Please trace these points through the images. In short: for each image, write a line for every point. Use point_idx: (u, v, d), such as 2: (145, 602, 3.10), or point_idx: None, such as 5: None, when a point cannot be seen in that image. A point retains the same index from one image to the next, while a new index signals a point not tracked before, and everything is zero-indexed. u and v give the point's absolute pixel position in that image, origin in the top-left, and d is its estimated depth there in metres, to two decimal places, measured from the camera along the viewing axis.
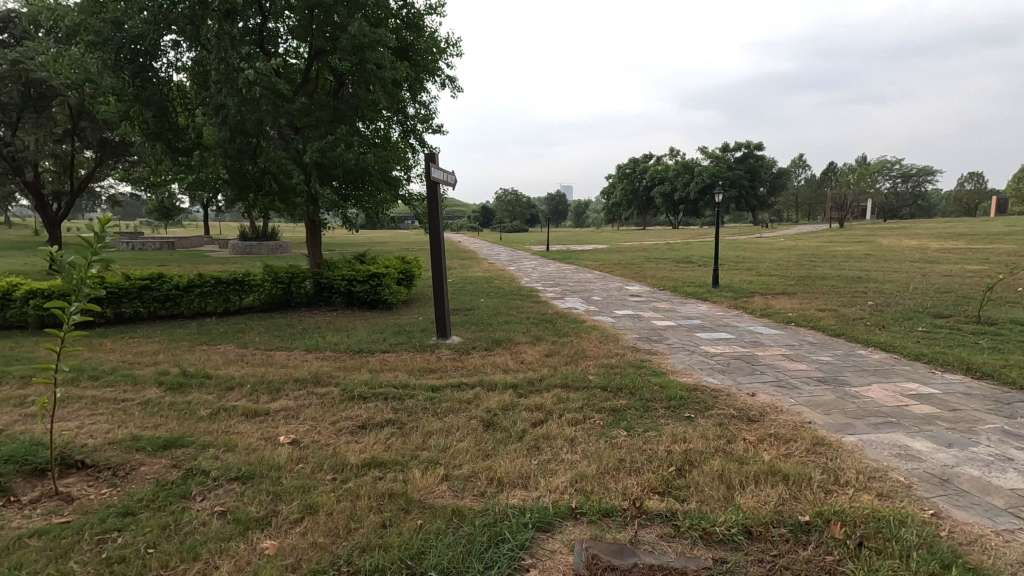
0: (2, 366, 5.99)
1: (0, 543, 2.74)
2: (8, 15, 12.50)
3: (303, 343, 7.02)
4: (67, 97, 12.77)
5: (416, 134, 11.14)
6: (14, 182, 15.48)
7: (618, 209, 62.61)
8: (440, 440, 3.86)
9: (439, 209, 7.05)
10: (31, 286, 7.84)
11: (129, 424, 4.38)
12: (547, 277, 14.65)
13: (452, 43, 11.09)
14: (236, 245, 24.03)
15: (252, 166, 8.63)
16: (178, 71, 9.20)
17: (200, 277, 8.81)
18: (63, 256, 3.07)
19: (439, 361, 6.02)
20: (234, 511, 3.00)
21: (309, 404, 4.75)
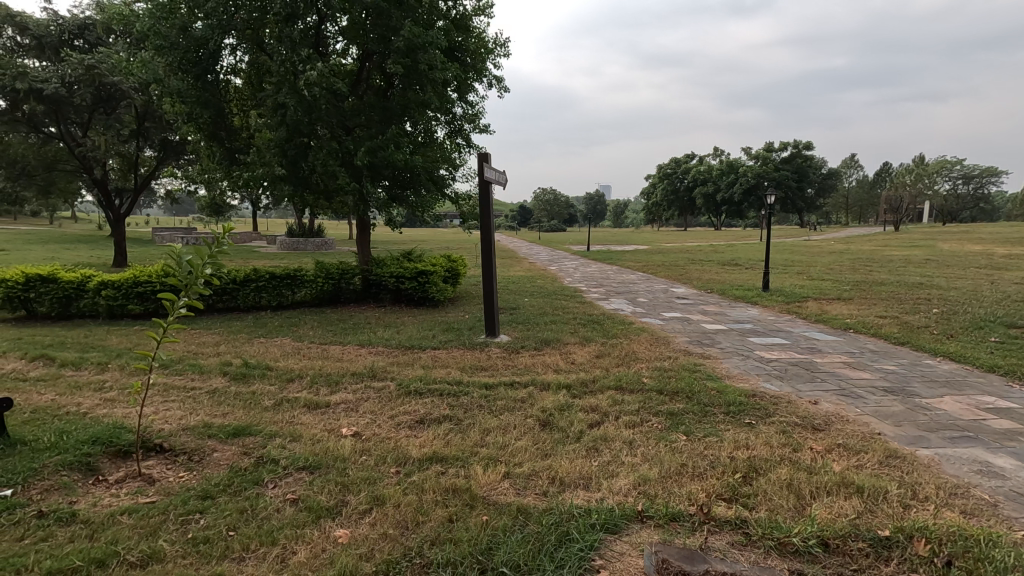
0: (80, 352, 6.36)
1: (96, 518, 2.92)
2: (85, 23, 13.23)
3: (356, 338, 7.20)
4: (134, 100, 13.41)
5: (463, 134, 11.19)
6: (83, 179, 16.37)
7: (659, 209, 61.63)
8: (498, 438, 3.90)
9: (491, 209, 7.10)
10: (103, 278, 8.29)
11: (200, 411, 4.59)
12: (590, 278, 14.55)
13: (500, 42, 11.10)
14: (284, 241, 24.79)
15: (305, 165, 8.85)
16: (237, 73, 9.54)
17: (256, 271, 9.16)
18: (184, 255, 3.50)
19: (490, 359, 6.07)
20: (306, 500, 3.11)
21: (368, 397, 4.87)
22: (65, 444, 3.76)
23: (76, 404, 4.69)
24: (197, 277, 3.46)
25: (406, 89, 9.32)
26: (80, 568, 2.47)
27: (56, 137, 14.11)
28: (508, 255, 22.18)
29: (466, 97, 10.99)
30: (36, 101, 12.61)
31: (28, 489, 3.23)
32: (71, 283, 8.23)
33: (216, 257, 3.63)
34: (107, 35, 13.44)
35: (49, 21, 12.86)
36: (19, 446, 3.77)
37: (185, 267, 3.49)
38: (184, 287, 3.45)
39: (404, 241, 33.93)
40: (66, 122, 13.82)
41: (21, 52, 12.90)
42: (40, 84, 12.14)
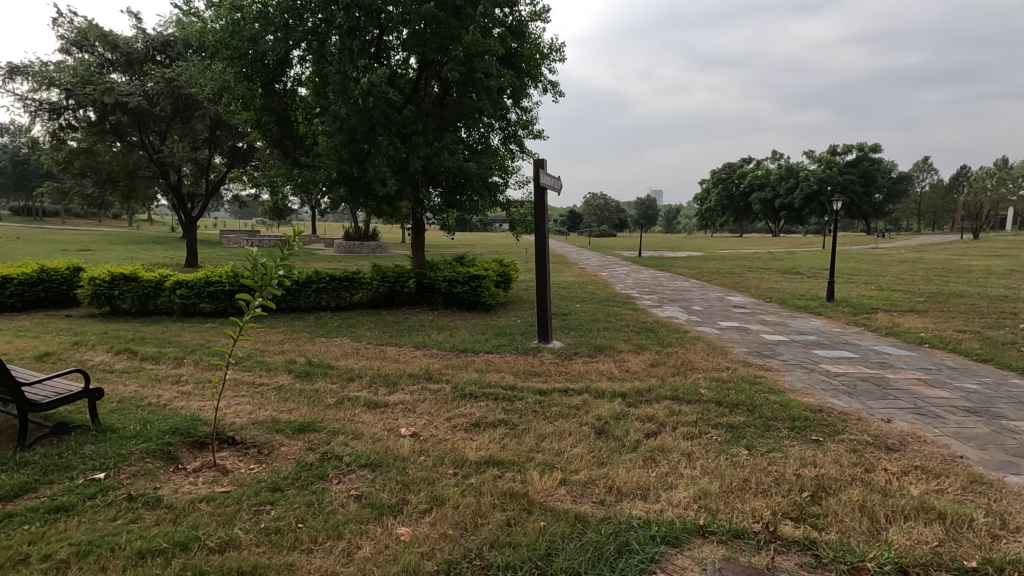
0: (159, 347, 6.79)
1: (179, 504, 3.12)
2: (167, 39, 14.26)
3: (411, 340, 7.38)
4: (207, 109, 14.26)
5: (517, 140, 11.25)
6: (160, 184, 17.48)
7: (713, 215, 59.95)
8: (554, 444, 3.90)
9: (546, 214, 7.12)
10: (179, 278, 8.83)
11: (268, 406, 4.82)
12: (642, 284, 14.32)
13: (556, 48, 11.12)
14: (341, 245, 25.73)
15: (363, 171, 9.11)
16: (302, 83, 9.97)
17: (317, 273, 9.54)
18: (259, 258, 3.76)
19: (543, 365, 6.07)
20: (369, 497, 3.21)
21: (425, 399, 4.98)
22: (149, 433, 4.03)
23: (157, 396, 5.03)
24: (270, 278, 3.70)
25: (463, 96, 9.47)
26: (166, 550, 2.65)
27: (138, 146, 15.13)
28: (558, 261, 22.16)
29: (521, 103, 11.06)
30: (122, 113, 13.56)
31: (118, 473, 3.50)
32: (151, 282, 8.82)
33: (288, 261, 3.84)
34: (186, 50, 14.41)
35: (136, 39, 13.92)
36: (110, 433, 4.09)
37: (260, 269, 3.74)
38: (258, 289, 3.69)
39: (455, 245, 34.43)
40: (147, 132, 14.80)
41: (109, 67, 13.91)
42: (125, 96, 13.04)
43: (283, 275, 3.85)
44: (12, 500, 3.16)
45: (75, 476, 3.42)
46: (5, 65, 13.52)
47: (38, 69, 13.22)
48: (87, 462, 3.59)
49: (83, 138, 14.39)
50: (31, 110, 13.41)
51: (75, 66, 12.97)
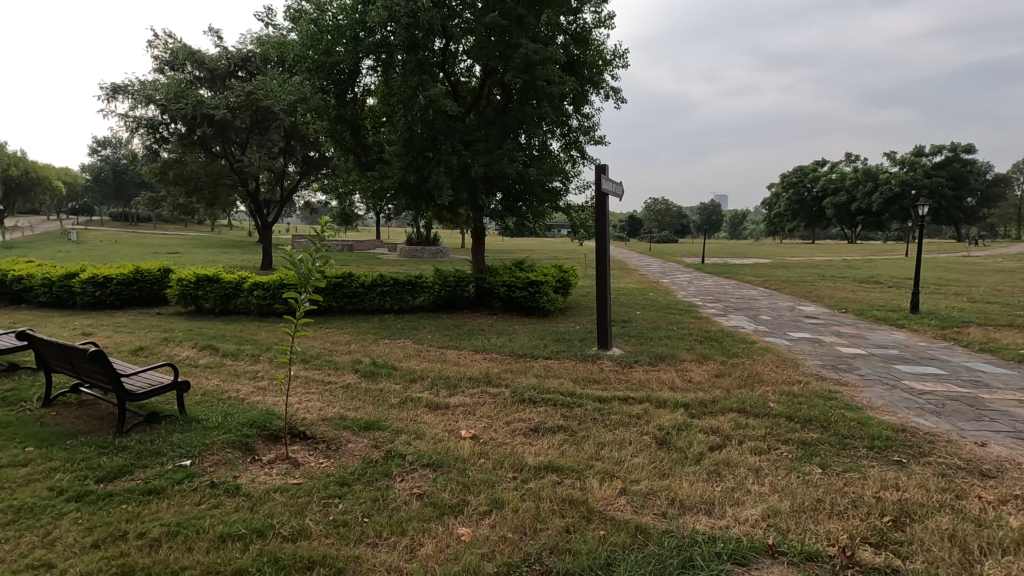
0: (237, 345, 7.25)
1: (257, 492, 3.32)
2: (247, 56, 15.22)
3: (471, 343, 7.49)
4: (282, 120, 15.07)
5: (578, 146, 11.21)
6: (240, 191, 18.62)
7: (783, 220, 57.27)
8: (613, 453, 3.85)
9: (607, 219, 7.05)
10: (256, 279, 9.38)
11: (335, 404, 5.03)
12: (706, 292, 13.88)
13: (619, 53, 11.03)
14: (405, 249, 26.53)
15: (427, 178, 9.34)
16: (371, 93, 10.38)
17: (382, 276, 9.87)
18: (295, 255, 3.99)
19: (602, 372, 6.00)
20: (431, 496, 3.29)
21: (484, 402, 5.04)
22: (229, 425, 4.31)
23: (236, 390, 5.37)
24: (308, 273, 3.91)
25: (524, 103, 9.53)
26: (245, 536, 2.82)
27: (221, 156, 16.21)
28: (618, 267, 21.82)
29: (582, 109, 11.01)
30: (207, 125, 14.59)
31: (202, 461, 3.76)
32: (231, 283, 9.43)
33: (325, 252, 4.03)
34: (264, 65, 15.33)
35: (220, 56, 14.95)
36: (194, 423, 4.41)
37: (298, 265, 3.96)
38: (301, 285, 3.93)
39: (515, 251, 34.63)
40: (229, 142, 15.82)
41: (197, 83, 15.04)
42: (212, 110, 14.01)
43: (322, 267, 4.05)
44: (113, 481, 3.47)
45: (165, 462, 3.71)
46: (110, 84, 14.93)
47: (137, 87, 14.49)
48: (175, 450, 3.89)
49: (173, 149, 15.60)
50: (131, 124, 14.70)
51: (168, 84, 14.11)
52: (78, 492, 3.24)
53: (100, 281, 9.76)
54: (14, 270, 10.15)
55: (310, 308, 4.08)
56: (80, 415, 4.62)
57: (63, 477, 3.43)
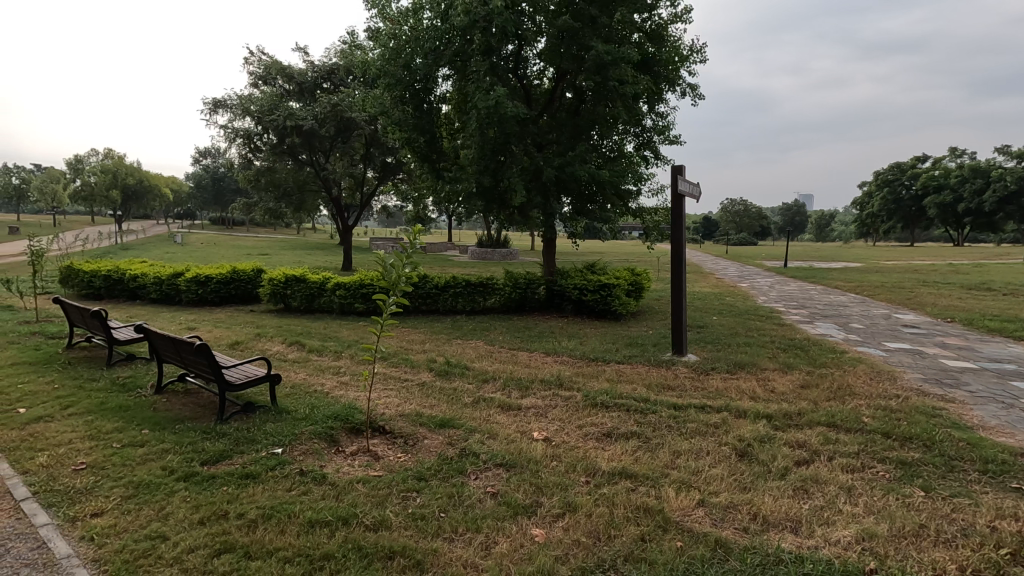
0: (322, 341, 7.68)
1: (342, 482, 3.50)
2: (332, 68, 16.08)
3: (542, 346, 7.51)
4: (363, 129, 15.73)
5: (652, 146, 10.96)
6: (323, 197, 19.66)
7: (876, 221, 53.09)
8: (690, 462, 3.73)
9: (683, 221, 6.85)
10: (339, 280, 9.89)
11: (412, 401, 5.22)
12: (789, 297, 13.12)
13: (696, 50, 10.69)
14: (476, 252, 27.02)
15: (499, 181, 9.45)
16: (446, 100, 10.65)
17: (455, 278, 10.11)
18: (387, 260, 4.20)
19: (677, 379, 5.83)
20: (505, 495, 3.33)
21: (556, 405, 5.05)
22: (316, 417, 4.58)
23: (321, 384, 5.69)
24: (398, 277, 4.10)
25: (597, 104, 9.43)
26: (331, 523, 2.99)
27: (307, 163, 17.19)
28: (693, 270, 21.11)
29: (657, 109, 10.75)
30: (296, 134, 15.53)
31: (292, 450, 4.02)
32: (316, 282, 10.01)
33: (414, 258, 4.21)
34: (347, 76, 16.12)
35: (308, 69, 15.90)
36: (285, 414, 4.72)
37: (388, 270, 4.16)
38: (390, 288, 4.12)
39: (584, 253, 34.30)
40: (315, 151, 16.74)
41: (288, 96, 16.07)
42: (301, 121, 14.99)
43: (411, 272, 4.23)
44: (215, 464, 3.78)
45: (260, 449, 4.00)
46: (212, 100, 16.30)
47: (235, 101, 15.71)
48: (268, 438, 4.18)
49: (266, 158, 16.75)
50: (230, 136, 15.98)
51: (263, 97, 15.18)
52: (186, 472, 3.56)
53: (202, 280, 10.68)
54: (132, 269, 11.32)
55: (396, 310, 4.26)
56: (186, 402, 5.07)
57: (173, 458, 3.78)
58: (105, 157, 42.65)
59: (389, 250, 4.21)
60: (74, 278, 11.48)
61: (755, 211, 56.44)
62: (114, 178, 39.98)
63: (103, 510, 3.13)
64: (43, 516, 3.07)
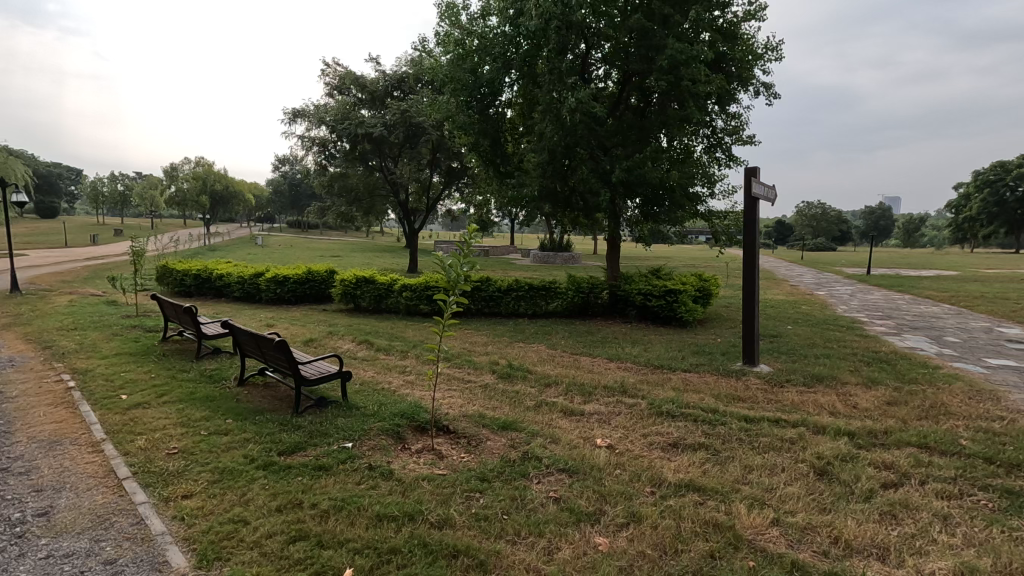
0: (389, 341, 7.93)
1: (408, 479, 3.59)
2: (402, 76, 16.57)
3: (605, 351, 7.40)
4: (430, 134, 16.09)
5: (723, 148, 10.56)
6: (391, 201, 20.28)
7: (975, 226, 48.64)
8: (763, 478, 3.56)
9: (757, 225, 6.54)
10: (405, 281, 10.19)
11: (475, 402, 5.29)
12: (873, 307, 12.25)
13: (772, 47, 10.23)
14: (538, 256, 27.06)
15: (564, 185, 9.41)
16: (511, 105, 10.73)
17: (517, 282, 10.17)
18: (446, 261, 4.28)
19: (748, 390, 5.57)
20: (568, 501, 3.30)
21: (620, 412, 4.95)
22: (383, 414, 4.73)
23: (388, 382, 5.88)
24: (457, 277, 4.16)
25: (666, 105, 9.20)
26: (398, 518, 3.07)
27: (377, 169, 17.76)
28: (765, 277, 20.14)
29: (729, 109, 10.36)
30: (367, 142, 16.09)
31: (362, 444, 4.17)
32: (384, 284, 10.36)
33: (472, 258, 4.26)
34: (416, 84, 16.57)
35: (379, 78, 16.48)
36: (354, 409, 4.90)
37: (447, 270, 4.23)
38: (450, 288, 4.19)
39: (648, 257, 33.56)
40: (384, 156, 17.26)
41: (360, 105, 16.72)
42: (371, 128, 15.50)
43: (469, 273, 4.28)
44: (291, 454, 3.98)
45: (332, 442, 4.17)
46: (291, 110, 17.23)
47: (312, 111, 16.54)
48: (339, 432, 4.35)
49: (339, 164, 17.52)
50: (306, 144, 16.83)
51: (337, 107, 15.88)
52: (265, 461, 3.77)
53: (280, 280, 11.33)
54: (218, 269, 12.18)
55: (456, 310, 4.32)
56: (265, 394, 5.38)
57: (254, 447, 4.02)
58: (197, 165, 46.04)
59: (447, 250, 4.30)
60: (168, 276, 12.46)
61: (834, 214, 53.17)
62: (204, 184, 43.13)
63: (192, 493, 3.37)
64: (141, 495, 3.34)
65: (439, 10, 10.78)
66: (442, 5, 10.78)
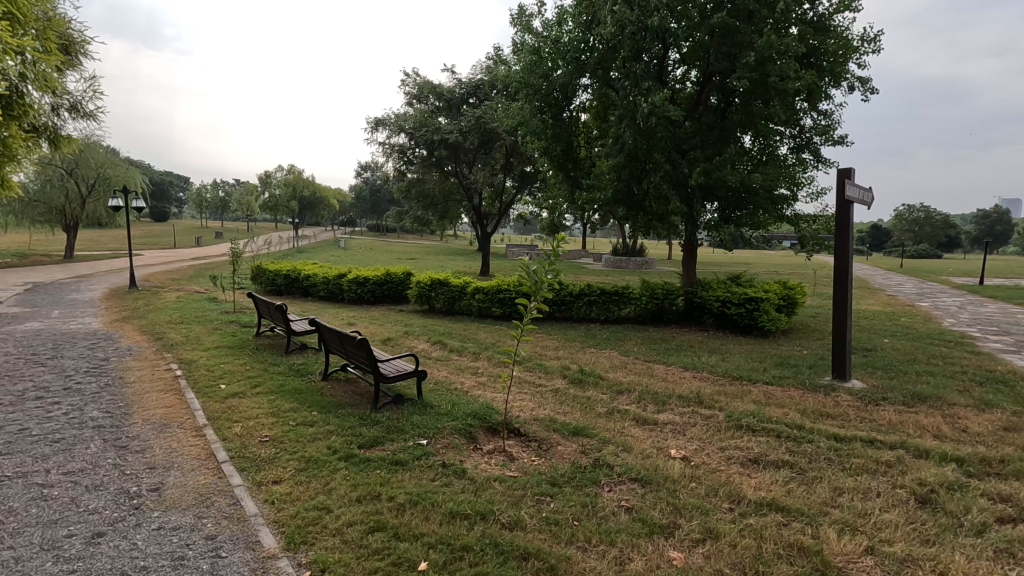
0: (462, 342, 8.11)
1: (480, 478, 3.65)
2: (478, 84, 16.90)
3: (680, 360, 7.17)
4: (504, 139, 16.27)
5: (813, 147, 9.96)
6: (466, 205, 20.73)
7: None
8: (855, 502, 3.31)
9: (850, 230, 6.11)
10: (478, 284, 10.37)
11: (546, 406, 5.29)
12: (987, 321, 11.06)
13: (869, 38, 9.54)
14: (610, 260, 26.74)
15: (638, 188, 9.21)
16: (585, 109, 10.66)
17: (589, 286, 10.07)
18: (531, 266, 4.31)
19: (838, 406, 5.20)
20: (640, 512, 3.22)
21: (696, 424, 4.78)
22: (457, 414, 4.85)
23: (461, 383, 6.01)
24: (541, 283, 4.19)
25: (750, 104, 8.79)
26: (471, 516, 3.13)
27: (453, 174, 18.21)
28: (859, 286, 18.74)
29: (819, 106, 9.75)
30: (444, 148, 16.60)
31: (436, 442, 4.29)
32: (458, 286, 10.61)
33: (556, 265, 4.28)
34: (491, 90, 16.86)
35: (456, 86, 16.91)
36: (429, 408, 5.05)
37: (532, 275, 4.28)
38: (533, 293, 4.23)
39: (727, 263, 32.20)
40: (460, 162, 17.63)
41: (437, 112, 17.27)
42: (447, 134, 16.00)
43: (553, 279, 4.31)
44: (370, 448, 4.17)
45: (408, 438, 4.33)
46: (373, 120, 18.04)
47: (393, 119, 17.29)
48: (414, 429, 4.50)
49: (417, 170, 18.18)
50: (387, 151, 17.63)
51: (415, 115, 16.52)
52: (346, 453, 3.97)
53: (361, 281, 11.90)
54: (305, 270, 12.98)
55: (537, 315, 4.36)
56: (347, 389, 5.66)
57: (336, 439, 4.24)
58: (288, 172, 49.21)
59: (533, 257, 4.33)
60: (262, 275, 13.43)
61: (939, 217, 48.58)
62: (294, 190, 46.11)
63: (281, 479, 3.61)
64: (237, 477, 3.62)
65: (515, 17, 10.92)
66: (518, 12, 10.91)
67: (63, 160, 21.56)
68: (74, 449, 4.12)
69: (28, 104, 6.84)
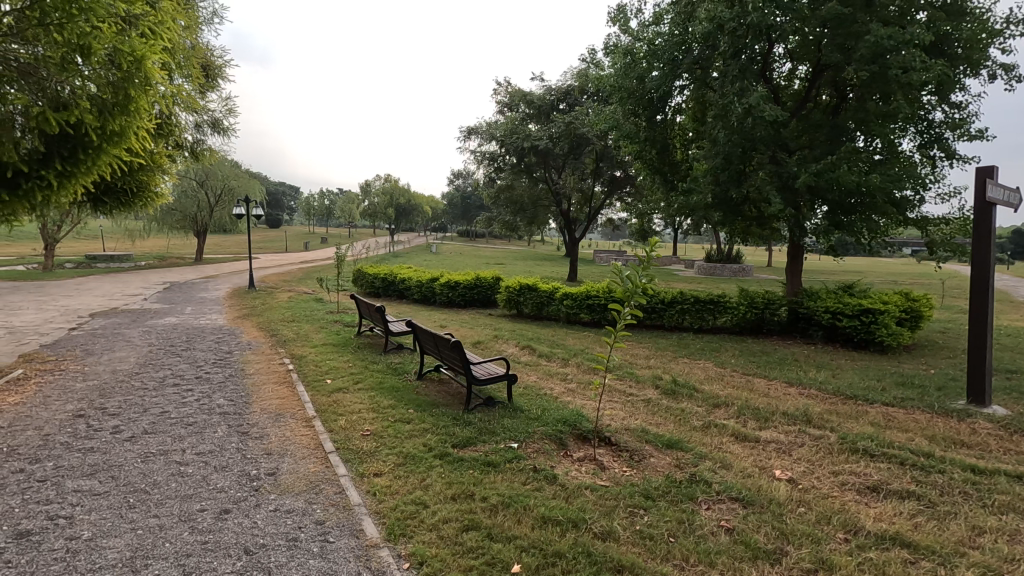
0: (551, 347, 8.13)
1: (571, 485, 3.63)
2: (568, 89, 16.93)
3: (783, 374, 6.70)
4: (595, 145, 16.13)
5: (943, 144, 8.95)
6: (555, 211, 20.80)
7: None
8: (1000, 546, 2.91)
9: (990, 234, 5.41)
10: (566, 290, 10.34)
11: (638, 416, 5.16)
12: None
13: (1014, 20, 8.44)
14: (703, 266, 25.75)
15: (737, 191, 8.75)
16: (682, 110, 10.29)
17: (682, 294, 9.68)
18: (624, 270, 4.25)
19: (976, 434, 4.62)
20: (743, 533, 3.05)
21: (803, 443, 4.45)
22: (547, 419, 4.86)
23: (551, 389, 6.01)
24: (635, 286, 4.09)
25: (867, 98, 8.09)
26: (562, 523, 3.12)
27: (541, 180, 18.12)
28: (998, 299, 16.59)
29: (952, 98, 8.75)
30: (533, 155, 16.83)
31: (527, 446, 4.32)
32: (546, 291, 10.62)
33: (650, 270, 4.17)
34: (582, 95, 16.84)
35: (546, 93, 17.04)
36: (519, 412, 5.09)
37: (625, 280, 4.21)
38: (627, 297, 4.13)
39: (835, 271, 29.82)
40: (549, 167, 17.71)
41: (528, 120, 17.49)
42: (536, 141, 16.24)
43: (647, 284, 4.20)
44: (463, 448, 4.28)
45: (499, 441, 4.39)
46: (467, 128, 18.67)
47: (484, 128, 17.81)
48: (505, 432, 4.56)
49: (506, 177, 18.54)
50: (479, 159, 18.16)
51: (505, 123, 16.90)
52: (441, 452, 4.10)
53: (453, 285, 12.30)
54: (402, 274, 13.61)
55: (631, 320, 4.24)
56: (441, 390, 5.85)
57: (432, 437, 4.41)
58: (385, 181, 52.00)
59: (627, 262, 4.26)
60: (362, 278, 14.28)
61: None
62: (391, 198, 48.63)
63: (382, 472, 3.80)
64: (343, 468, 3.87)
65: (611, 18, 10.81)
66: (614, 14, 10.77)
67: (197, 174, 24.16)
68: (205, 432, 4.60)
69: (176, 126, 7.67)
